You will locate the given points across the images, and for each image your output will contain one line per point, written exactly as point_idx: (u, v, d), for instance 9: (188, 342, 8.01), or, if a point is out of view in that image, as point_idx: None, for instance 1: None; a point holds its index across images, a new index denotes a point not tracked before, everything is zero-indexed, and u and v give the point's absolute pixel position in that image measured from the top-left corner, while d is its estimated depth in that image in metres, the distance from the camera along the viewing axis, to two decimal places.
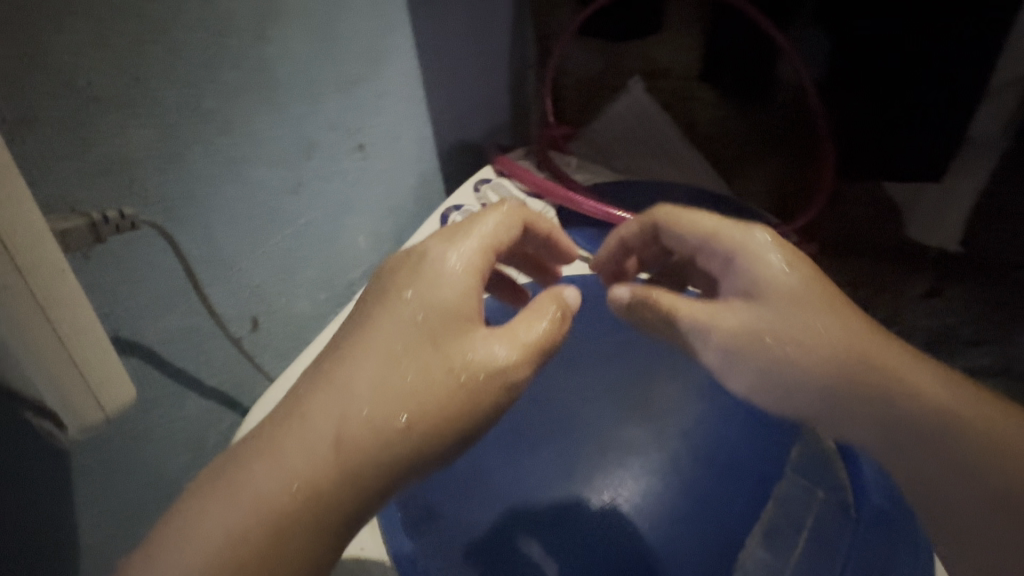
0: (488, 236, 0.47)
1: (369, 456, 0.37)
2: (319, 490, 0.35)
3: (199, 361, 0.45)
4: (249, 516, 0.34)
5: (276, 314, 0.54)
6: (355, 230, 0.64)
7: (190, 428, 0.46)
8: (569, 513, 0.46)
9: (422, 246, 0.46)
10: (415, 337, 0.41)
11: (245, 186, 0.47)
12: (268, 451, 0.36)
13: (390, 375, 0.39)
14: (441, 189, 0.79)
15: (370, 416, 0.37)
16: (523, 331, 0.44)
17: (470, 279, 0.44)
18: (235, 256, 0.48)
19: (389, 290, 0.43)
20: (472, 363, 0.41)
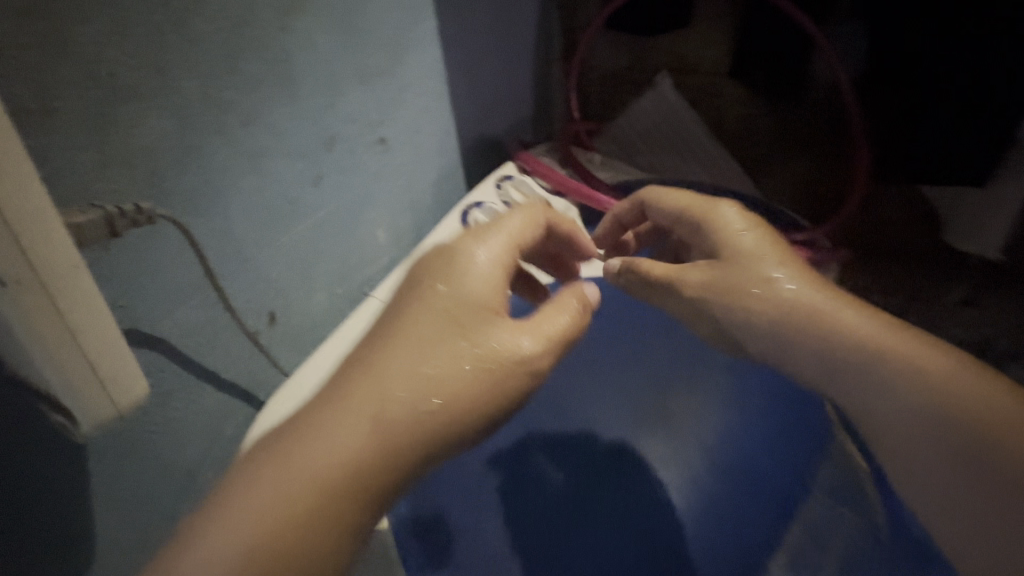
0: (516, 234, 0.53)
1: (403, 437, 0.40)
2: (360, 466, 0.38)
3: (215, 354, 0.45)
4: (299, 487, 0.36)
5: (293, 308, 0.54)
6: (373, 224, 0.63)
7: (207, 421, 0.46)
8: (581, 485, 0.56)
9: (452, 246, 0.51)
10: (447, 326, 0.45)
11: (264, 178, 0.46)
12: (309, 425, 0.39)
13: (426, 362, 0.43)
14: (461, 185, 0.78)
15: (408, 398, 0.41)
16: (546, 324, 0.49)
17: (498, 275, 0.49)
18: (253, 249, 0.47)
19: (424, 284, 0.48)
20: (500, 353, 0.45)
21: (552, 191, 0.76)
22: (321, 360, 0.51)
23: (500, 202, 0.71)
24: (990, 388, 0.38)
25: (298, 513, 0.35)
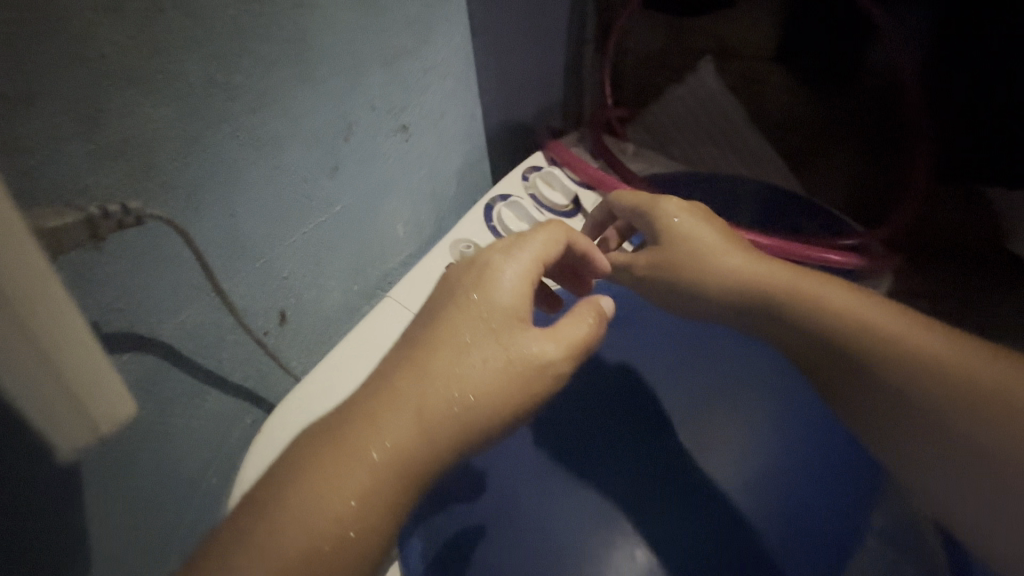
0: (540, 250, 0.49)
1: (447, 430, 0.41)
2: (403, 451, 0.39)
3: (220, 356, 0.42)
4: (353, 475, 0.38)
5: (305, 306, 0.51)
6: (392, 216, 0.60)
7: (213, 426, 0.44)
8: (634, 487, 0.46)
9: (482, 253, 0.49)
10: (480, 331, 0.44)
11: (275, 168, 0.43)
12: (360, 422, 0.40)
13: (461, 364, 0.43)
14: (485, 174, 0.74)
15: (449, 394, 0.42)
16: (570, 331, 0.47)
17: (525, 287, 0.47)
18: (262, 244, 0.44)
19: (457, 292, 0.47)
20: (526, 355, 0.44)
21: (582, 184, 0.71)
22: (336, 364, 0.49)
23: (527, 195, 0.67)
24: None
25: (359, 501, 0.37)
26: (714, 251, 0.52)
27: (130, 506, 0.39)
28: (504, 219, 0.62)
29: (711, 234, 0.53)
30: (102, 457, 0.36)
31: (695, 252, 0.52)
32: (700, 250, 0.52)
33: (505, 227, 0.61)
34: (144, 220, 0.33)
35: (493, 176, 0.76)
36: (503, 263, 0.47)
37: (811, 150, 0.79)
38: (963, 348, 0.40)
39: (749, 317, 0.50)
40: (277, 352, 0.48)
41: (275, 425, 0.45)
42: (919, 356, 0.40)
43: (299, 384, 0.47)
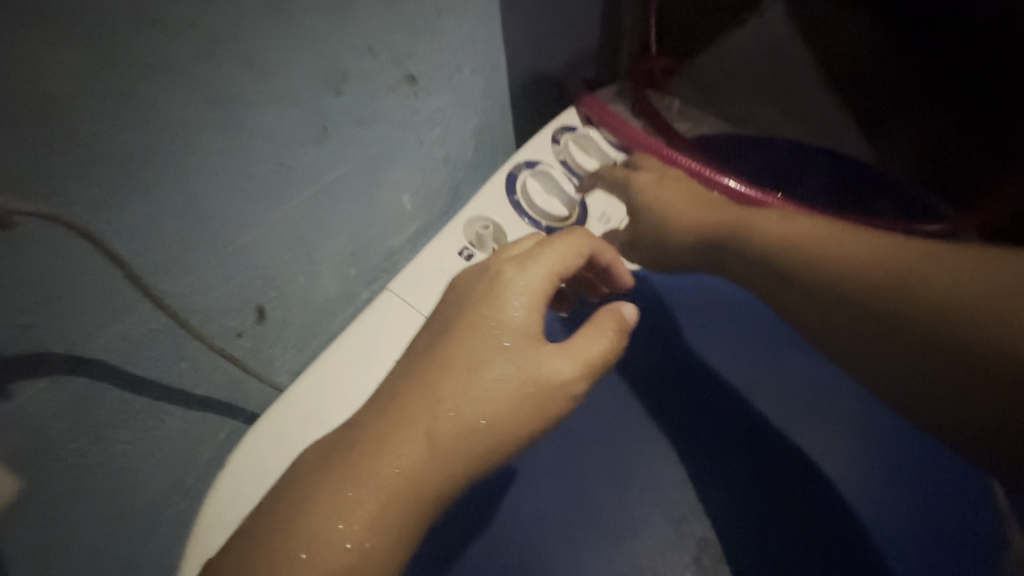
0: (554, 262, 0.40)
1: (461, 454, 0.34)
2: (416, 475, 0.32)
3: (179, 365, 0.35)
4: (358, 502, 0.32)
5: (289, 300, 0.43)
6: (396, 188, 0.50)
7: (178, 445, 0.37)
8: (719, 463, 0.44)
9: (493, 263, 0.41)
10: (490, 352, 0.36)
11: (239, 134, 0.33)
12: (366, 442, 0.33)
13: (469, 384, 0.35)
14: (508, 136, 0.63)
15: (462, 416, 0.34)
16: (587, 347, 0.38)
17: (539, 295, 0.38)
18: (228, 229, 0.35)
19: (466, 302, 0.39)
20: (540, 373, 0.37)
21: (622, 148, 0.60)
22: (321, 382, 0.38)
23: (557, 162, 0.55)
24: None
25: (373, 519, 0.31)
26: (697, 219, 0.51)
27: (79, 546, 0.33)
28: (530, 190, 0.51)
29: (684, 204, 0.52)
30: (31, 500, 0.30)
31: (677, 222, 0.51)
32: (683, 217, 0.51)
33: (531, 202, 0.51)
34: (10, 225, 0.25)
35: (518, 137, 0.65)
36: (517, 277, 0.39)
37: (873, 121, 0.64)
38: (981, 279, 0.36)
39: (785, 297, 0.44)
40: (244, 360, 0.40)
41: (244, 456, 0.35)
42: (928, 292, 0.37)
43: (266, 412, 0.36)
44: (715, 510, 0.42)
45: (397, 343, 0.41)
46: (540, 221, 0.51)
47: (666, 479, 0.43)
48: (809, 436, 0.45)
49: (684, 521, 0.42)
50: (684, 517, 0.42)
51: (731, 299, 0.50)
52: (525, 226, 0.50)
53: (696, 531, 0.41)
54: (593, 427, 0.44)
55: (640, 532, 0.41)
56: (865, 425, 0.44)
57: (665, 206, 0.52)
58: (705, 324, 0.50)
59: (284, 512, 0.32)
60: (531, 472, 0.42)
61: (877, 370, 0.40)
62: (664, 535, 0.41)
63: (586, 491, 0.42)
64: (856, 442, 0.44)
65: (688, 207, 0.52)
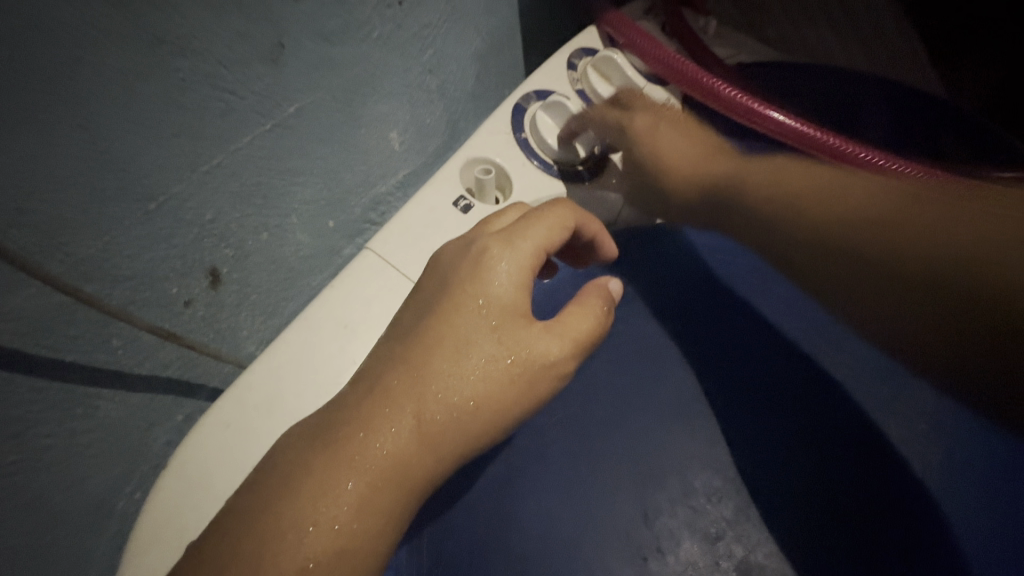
0: (542, 236, 0.32)
1: (455, 444, 0.29)
2: (413, 457, 0.27)
3: (109, 343, 0.30)
4: (333, 492, 0.26)
5: (251, 260, 0.36)
6: (382, 125, 0.41)
7: (128, 432, 0.33)
8: (761, 449, 0.38)
9: (475, 238, 0.33)
10: (476, 330, 0.30)
11: (158, 52, 0.25)
12: (352, 423, 0.27)
13: (457, 363, 0.29)
14: (517, 63, 0.53)
15: (452, 399, 0.29)
16: (577, 325, 0.32)
17: (526, 269, 0.31)
18: (157, 178, 0.28)
19: (447, 274, 0.32)
20: (530, 355, 0.30)
21: (652, 76, 0.49)
22: (286, 362, 0.31)
23: (573, 92, 0.46)
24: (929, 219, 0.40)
25: (363, 499, 0.26)
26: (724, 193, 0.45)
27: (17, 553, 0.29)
28: (542, 128, 0.41)
29: (691, 168, 0.45)
30: None
31: (682, 185, 0.45)
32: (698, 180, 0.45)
33: (541, 141, 0.41)
34: None
35: (528, 64, 0.55)
36: (502, 254, 0.31)
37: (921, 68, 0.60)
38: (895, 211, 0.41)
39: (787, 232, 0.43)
40: (195, 335, 0.34)
41: (190, 452, 0.28)
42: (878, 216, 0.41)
43: (221, 396, 0.30)
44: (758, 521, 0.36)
45: (381, 316, 0.34)
46: (552, 164, 0.41)
47: (698, 485, 0.35)
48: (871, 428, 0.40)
49: (721, 539, 0.34)
50: (720, 534, 0.34)
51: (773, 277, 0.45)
52: (534, 169, 0.41)
53: (733, 551, 0.34)
54: (614, 416, 0.36)
55: (669, 550, 0.33)
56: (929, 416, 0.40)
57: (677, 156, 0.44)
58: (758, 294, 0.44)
59: (267, 506, 0.26)
60: (540, 461, 0.34)
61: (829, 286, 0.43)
62: (694, 555, 0.33)
63: (596, 485, 0.34)
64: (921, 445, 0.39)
65: (693, 172, 0.45)
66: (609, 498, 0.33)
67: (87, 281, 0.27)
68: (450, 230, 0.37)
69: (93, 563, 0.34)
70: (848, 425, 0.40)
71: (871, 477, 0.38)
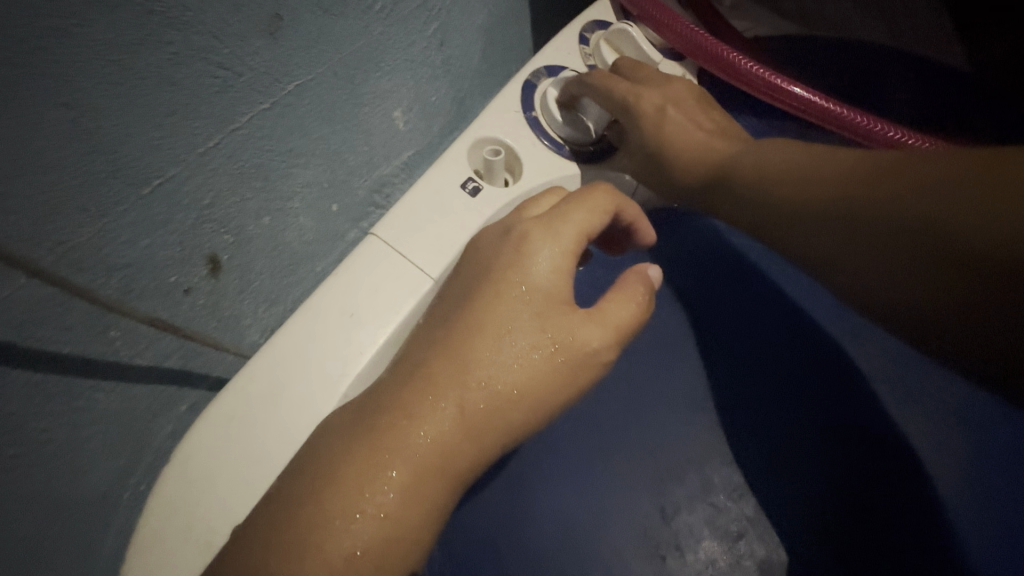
0: (584, 220, 0.31)
1: (491, 435, 0.28)
2: (451, 446, 0.27)
3: (106, 334, 0.29)
4: (375, 482, 0.25)
5: (251, 247, 0.35)
6: (385, 103, 0.40)
7: (130, 425, 0.32)
8: (797, 439, 0.35)
9: (513, 222, 0.32)
10: (518, 318, 0.29)
11: (149, 24, 0.24)
12: (394, 411, 0.27)
13: (500, 351, 0.28)
14: (525, 37, 0.51)
15: (493, 386, 0.28)
16: (619, 313, 0.30)
17: (566, 254, 0.31)
18: (151, 160, 0.27)
19: (487, 261, 0.31)
20: (572, 343, 0.29)
21: (668, 51, 0.47)
22: (289, 354, 0.30)
23: (586, 68, 0.44)
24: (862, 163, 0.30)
25: (407, 488, 0.26)
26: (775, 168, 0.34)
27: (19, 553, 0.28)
28: (551, 106, 0.40)
29: (700, 147, 0.38)
30: None
31: (693, 168, 0.38)
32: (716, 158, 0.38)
33: (551, 121, 0.40)
34: None
35: (537, 39, 0.53)
36: (543, 239, 0.30)
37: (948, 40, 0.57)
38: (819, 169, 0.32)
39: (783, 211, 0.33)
40: (195, 324, 0.33)
41: (192, 447, 0.28)
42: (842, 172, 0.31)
43: (224, 388, 0.29)
44: (780, 520, 0.33)
45: (387, 304, 0.32)
46: (563, 144, 0.40)
47: (718, 482, 0.34)
48: (909, 427, 0.36)
49: (742, 537, 0.33)
50: (741, 532, 0.33)
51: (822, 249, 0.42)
52: (544, 150, 0.39)
53: (754, 550, 0.32)
54: (631, 410, 0.35)
55: (689, 548, 0.32)
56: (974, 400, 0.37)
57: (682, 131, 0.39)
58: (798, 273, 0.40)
59: (294, 501, 0.25)
60: (554, 456, 0.33)
61: (847, 268, 0.30)
62: (714, 555, 0.32)
63: (616, 477, 0.33)
64: (962, 436, 0.37)
65: (703, 150, 0.38)
66: (625, 493, 0.32)
67: (80, 270, 0.26)
68: (459, 214, 0.36)
69: (101, 557, 0.33)
70: (888, 415, 0.36)
71: (910, 471, 0.35)
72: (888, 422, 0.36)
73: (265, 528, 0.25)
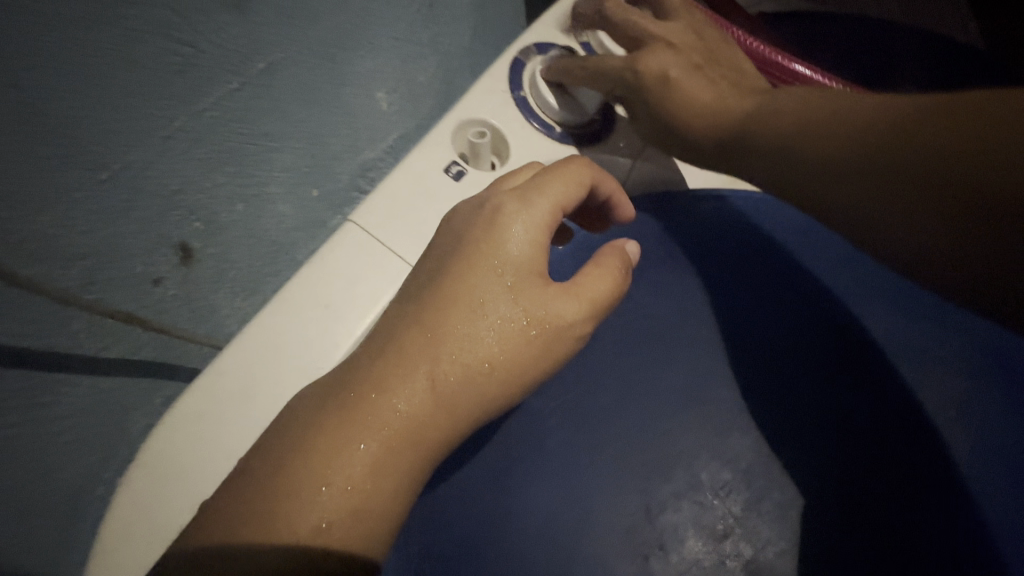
0: (559, 192, 0.30)
1: (464, 415, 0.27)
2: (423, 422, 0.26)
3: (69, 327, 0.28)
4: (339, 453, 0.24)
5: (223, 234, 0.33)
6: (369, 84, 0.38)
7: (102, 417, 0.31)
8: (789, 423, 0.34)
9: (488, 195, 0.31)
10: (490, 290, 0.28)
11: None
12: (366, 384, 0.26)
13: (473, 324, 0.27)
14: (520, 14, 0.48)
15: (467, 360, 0.27)
16: (594, 287, 0.30)
17: (541, 225, 0.29)
18: (109, 144, 0.26)
19: (461, 234, 0.30)
20: (547, 316, 0.28)
21: None
22: (262, 345, 0.29)
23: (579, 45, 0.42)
24: (913, 111, 0.25)
25: (376, 460, 0.25)
26: (781, 117, 0.31)
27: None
28: (541, 85, 0.38)
29: (710, 113, 0.34)
30: None
31: (706, 134, 0.34)
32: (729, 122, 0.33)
33: (541, 100, 0.38)
34: None
35: (532, 16, 0.50)
36: (517, 212, 0.29)
37: (963, 16, 0.54)
38: (837, 122, 0.28)
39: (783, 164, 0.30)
40: (167, 316, 0.32)
41: (160, 440, 0.27)
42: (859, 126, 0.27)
43: (195, 379, 0.28)
44: (772, 521, 0.32)
45: (364, 295, 0.31)
46: (554, 126, 0.38)
47: (706, 479, 0.32)
48: (928, 408, 0.34)
49: (728, 537, 0.31)
50: (727, 532, 0.32)
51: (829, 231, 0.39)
52: (534, 132, 0.38)
53: (741, 551, 0.31)
54: (615, 400, 0.34)
55: (672, 548, 0.31)
56: (1001, 385, 0.34)
57: (684, 94, 0.35)
58: (801, 255, 0.39)
59: (257, 489, 0.24)
60: (535, 447, 0.32)
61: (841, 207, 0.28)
62: (698, 554, 0.31)
63: (598, 465, 0.32)
64: (993, 420, 0.33)
65: (715, 117, 0.34)
66: (607, 484, 0.31)
67: (35, 259, 0.25)
68: (440, 198, 0.34)
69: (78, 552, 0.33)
70: (899, 390, 0.34)
71: (914, 453, 0.33)
72: (898, 398, 0.34)
73: (225, 518, 0.24)
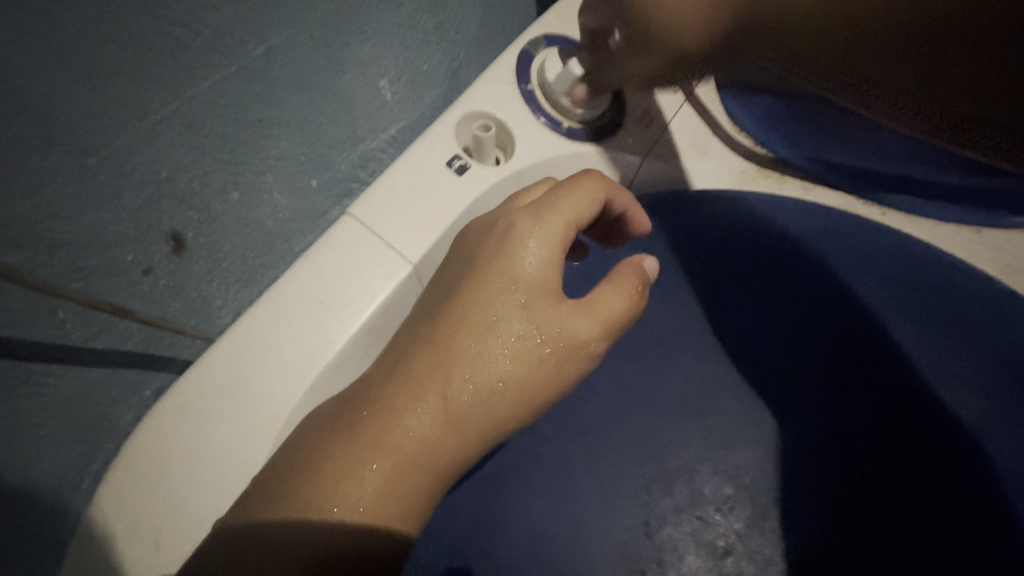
0: (573, 210, 0.29)
1: (474, 438, 0.26)
2: (438, 446, 0.25)
3: (54, 317, 0.27)
4: (351, 478, 0.24)
5: (216, 225, 0.32)
6: (370, 72, 0.36)
7: (91, 409, 0.31)
8: (792, 447, 0.35)
9: (501, 213, 0.30)
10: (503, 309, 0.27)
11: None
12: (375, 404, 0.25)
13: (485, 343, 0.26)
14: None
15: (479, 378, 0.26)
16: (609, 305, 0.28)
17: (557, 241, 0.28)
18: (97, 129, 0.25)
19: (476, 253, 0.29)
20: (561, 335, 0.27)
21: None
22: (251, 342, 0.28)
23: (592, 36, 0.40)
24: None
25: (387, 483, 0.24)
26: None
27: None
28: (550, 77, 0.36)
29: None
30: None
31: None
32: None
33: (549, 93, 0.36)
34: None
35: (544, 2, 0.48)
36: (530, 232, 0.28)
37: None
38: None
39: None
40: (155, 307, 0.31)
41: (144, 440, 0.26)
42: None
43: (182, 374, 0.27)
44: (773, 539, 0.33)
45: (360, 292, 0.30)
46: (562, 121, 0.37)
47: (707, 493, 0.33)
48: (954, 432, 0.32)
49: (729, 554, 0.32)
50: (729, 549, 0.32)
51: (856, 221, 0.37)
52: (540, 127, 0.36)
53: (742, 569, 0.32)
54: (622, 413, 0.34)
55: (671, 564, 0.32)
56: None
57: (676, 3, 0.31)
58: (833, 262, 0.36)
59: (269, 505, 0.24)
60: (540, 468, 0.32)
61: None
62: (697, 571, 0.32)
63: (605, 487, 0.32)
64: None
65: None
66: (610, 500, 0.32)
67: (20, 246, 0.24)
68: (442, 196, 0.33)
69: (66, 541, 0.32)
70: (920, 413, 0.33)
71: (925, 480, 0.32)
72: (917, 422, 0.33)
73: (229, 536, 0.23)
